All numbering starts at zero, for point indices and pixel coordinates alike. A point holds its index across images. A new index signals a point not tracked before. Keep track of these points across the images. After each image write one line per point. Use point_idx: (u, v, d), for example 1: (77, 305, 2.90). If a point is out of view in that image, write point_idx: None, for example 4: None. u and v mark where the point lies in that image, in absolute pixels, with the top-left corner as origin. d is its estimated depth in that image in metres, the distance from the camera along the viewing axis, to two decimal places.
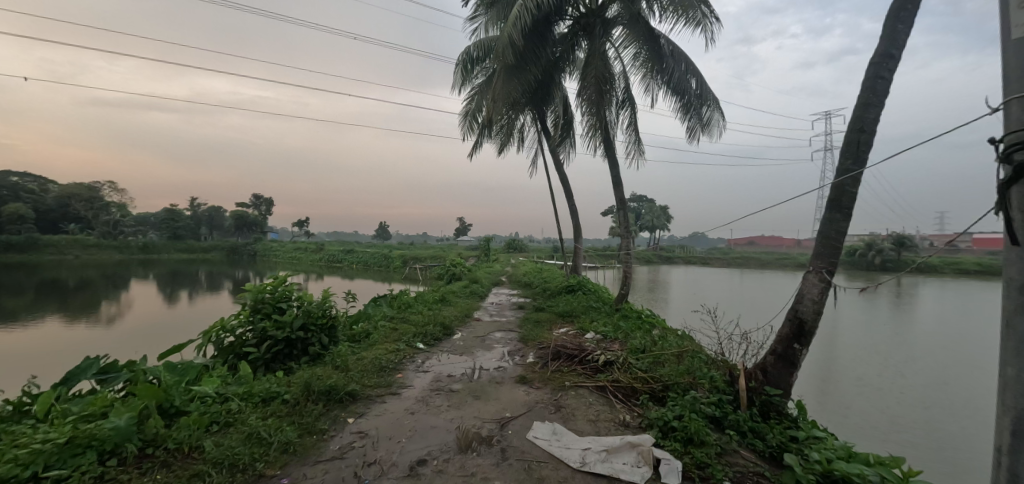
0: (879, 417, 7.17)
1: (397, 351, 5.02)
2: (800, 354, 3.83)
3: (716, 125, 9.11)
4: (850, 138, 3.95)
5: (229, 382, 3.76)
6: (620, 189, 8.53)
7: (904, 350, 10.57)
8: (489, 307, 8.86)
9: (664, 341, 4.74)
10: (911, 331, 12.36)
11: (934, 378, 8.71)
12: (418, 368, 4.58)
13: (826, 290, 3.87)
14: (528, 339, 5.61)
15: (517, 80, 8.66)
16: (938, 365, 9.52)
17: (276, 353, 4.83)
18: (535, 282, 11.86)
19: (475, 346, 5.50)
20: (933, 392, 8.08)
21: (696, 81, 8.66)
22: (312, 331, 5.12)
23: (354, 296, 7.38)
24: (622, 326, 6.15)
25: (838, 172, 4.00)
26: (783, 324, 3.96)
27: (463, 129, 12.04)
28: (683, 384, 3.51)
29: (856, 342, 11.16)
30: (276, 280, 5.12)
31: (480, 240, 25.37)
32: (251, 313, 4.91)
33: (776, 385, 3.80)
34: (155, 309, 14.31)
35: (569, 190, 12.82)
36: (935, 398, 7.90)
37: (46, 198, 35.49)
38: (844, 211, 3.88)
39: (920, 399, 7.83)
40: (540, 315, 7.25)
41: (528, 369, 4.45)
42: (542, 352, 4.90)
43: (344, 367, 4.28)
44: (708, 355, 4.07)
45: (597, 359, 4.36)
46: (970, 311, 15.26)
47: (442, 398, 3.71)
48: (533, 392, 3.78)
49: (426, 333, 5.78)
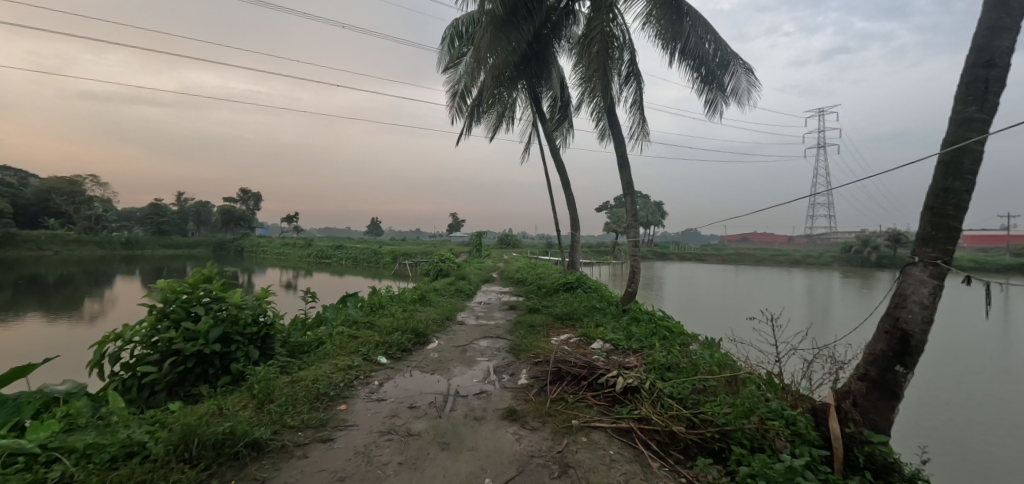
0: (911, 425, 5.94)
1: (349, 368, 3.82)
2: (902, 380, 2.72)
3: (742, 94, 7.93)
4: (971, 76, 2.82)
5: (83, 427, 2.56)
6: (627, 172, 7.37)
7: (951, 356, 9.14)
8: (476, 307, 7.66)
9: (701, 364, 3.56)
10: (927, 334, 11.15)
11: (979, 386, 7.34)
12: (371, 394, 3.36)
13: (941, 289, 2.73)
14: (520, 351, 4.45)
15: (507, 38, 7.46)
16: (958, 365, 8.48)
17: (184, 373, 3.64)
18: (529, 279, 10.71)
19: (452, 360, 4.30)
20: (991, 404, 6.62)
21: (715, 43, 7.51)
22: (237, 343, 3.88)
23: (313, 296, 6.19)
24: (636, 333, 5.02)
25: (949, 124, 2.89)
26: (876, 340, 2.85)
27: (451, 110, 10.90)
28: (753, 429, 2.36)
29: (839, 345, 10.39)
30: (194, 276, 3.92)
31: (473, 235, 24.11)
32: (158, 318, 3.73)
33: (874, 423, 2.69)
34: (116, 306, 12.84)
35: (564, 179, 11.67)
36: (1014, 413, 6.34)
37: (24, 192, 33.52)
38: (966, 178, 2.75)
39: (983, 413, 6.30)
40: (533, 318, 6.07)
41: (520, 397, 3.27)
42: (538, 372, 3.74)
43: (266, 395, 3.08)
44: (773, 386, 2.93)
45: (613, 383, 3.20)
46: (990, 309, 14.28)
47: (394, 448, 2.53)
48: (527, 438, 2.62)
49: (390, 343, 4.54)
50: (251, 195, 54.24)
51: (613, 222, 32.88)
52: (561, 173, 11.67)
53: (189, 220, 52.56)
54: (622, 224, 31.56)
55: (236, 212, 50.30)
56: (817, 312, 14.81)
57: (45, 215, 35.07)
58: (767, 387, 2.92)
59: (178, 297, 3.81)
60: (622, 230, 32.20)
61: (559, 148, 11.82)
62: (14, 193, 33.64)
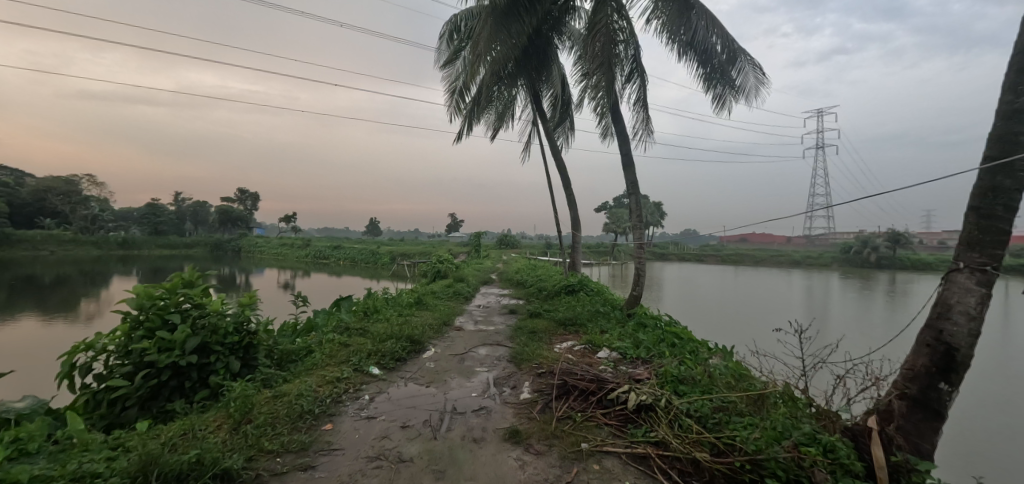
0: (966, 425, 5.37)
1: (338, 381, 3.54)
2: (947, 399, 2.45)
3: (750, 91, 7.69)
4: (1019, 64, 2.56)
5: (34, 454, 2.29)
6: (631, 171, 7.10)
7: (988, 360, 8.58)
8: (474, 311, 7.38)
9: (719, 382, 3.28)
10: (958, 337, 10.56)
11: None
12: (360, 411, 3.08)
13: (989, 299, 2.46)
14: (522, 360, 4.18)
15: (504, 34, 7.20)
16: (997, 370, 7.94)
17: (158, 387, 3.36)
18: (529, 281, 10.44)
19: (450, 371, 4.02)
20: None
21: (723, 38, 7.24)
22: (218, 353, 3.59)
23: (304, 300, 5.91)
24: (644, 341, 4.75)
25: (996, 117, 2.63)
26: (915, 354, 2.58)
27: (451, 109, 10.63)
28: (788, 458, 2.10)
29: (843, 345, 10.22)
30: (172, 281, 3.68)
31: (472, 235, 23.82)
32: (130, 327, 3.46)
33: (916, 447, 2.43)
34: (108, 307, 12.59)
35: (565, 180, 11.39)
36: None
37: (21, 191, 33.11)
38: (1018, 176, 2.47)
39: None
40: (535, 324, 5.78)
41: (522, 415, 2.99)
42: (542, 385, 3.46)
43: (244, 413, 2.80)
44: (801, 409, 2.65)
45: (623, 400, 2.93)
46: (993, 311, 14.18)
47: (382, 479, 2.26)
48: (531, 465, 2.35)
49: (383, 352, 4.25)
50: (249, 195, 53.86)
51: (613, 222, 32.66)
52: (561, 174, 11.40)
53: (187, 220, 52.22)
54: (622, 224, 31.36)
55: (234, 212, 50.00)
56: (817, 313, 14.69)
57: (41, 215, 34.74)
58: (796, 412, 2.65)
59: (154, 304, 3.55)
60: (623, 230, 31.98)
61: (560, 147, 11.55)
62: (11, 192, 33.35)
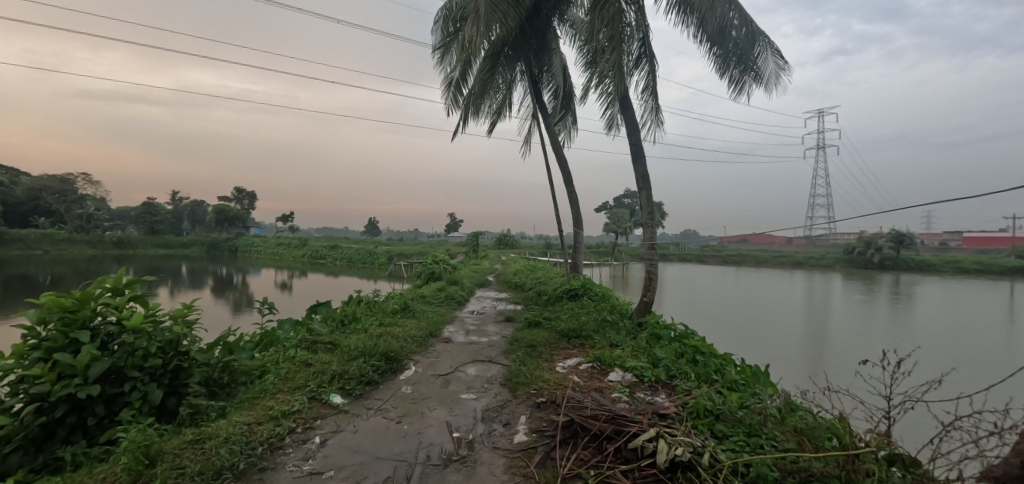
0: None
1: (285, 415, 2.81)
2: None
3: (772, 76, 6.91)
4: None
5: None
6: (641, 163, 6.38)
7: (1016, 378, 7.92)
8: (467, 319, 6.62)
9: (769, 430, 2.54)
10: (973, 351, 9.98)
11: None
12: (304, 463, 2.37)
13: None
14: (518, 385, 3.44)
15: (500, 11, 6.43)
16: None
17: (52, 425, 2.64)
18: (528, 284, 9.68)
19: (431, 399, 3.29)
20: None
21: (741, 18, 6.49)
22: (134, 381, 2.84)
23: (271, 307, 5.15)
24: (662, 359, 4.01)
25: None
26: None
27: (445, 102, 9.84)
28: None
29: (850, 350, 9.78)
30: (86, 289, 2.94)
31: (470, 234, 23.06)
32: (25, 349, 2.73)
33: None
34: None
35: (566, 176, 10.68)
36: None
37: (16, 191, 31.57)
38: None
39: None
40: (534, 335, 5.05)
41: (514, 472, 2.27)
42: (543, 424, 2.74)
43: (139, 472, 2.13)
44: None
45: (650, 452, 2.21)
46: (1000, 320, 13.73)
47: None
48: None
49: (349, 375, 3.49)
50: (245, 194, 53.06)
51: (613, 222, 31.92)
52: (561, 170, 10.65)
53: (183, 220, 51.43)
54: (623, 225, 30.64)
55: (230, 210, 49.11)
56: (818, 312, 14.25)
57: (34, 213, 33.40)
58: None
59: (59, 319, 2.82)
60: (625, 230, 31.25)
61: (561, 142, 10.80)
62: (5, 190, 32.27)
